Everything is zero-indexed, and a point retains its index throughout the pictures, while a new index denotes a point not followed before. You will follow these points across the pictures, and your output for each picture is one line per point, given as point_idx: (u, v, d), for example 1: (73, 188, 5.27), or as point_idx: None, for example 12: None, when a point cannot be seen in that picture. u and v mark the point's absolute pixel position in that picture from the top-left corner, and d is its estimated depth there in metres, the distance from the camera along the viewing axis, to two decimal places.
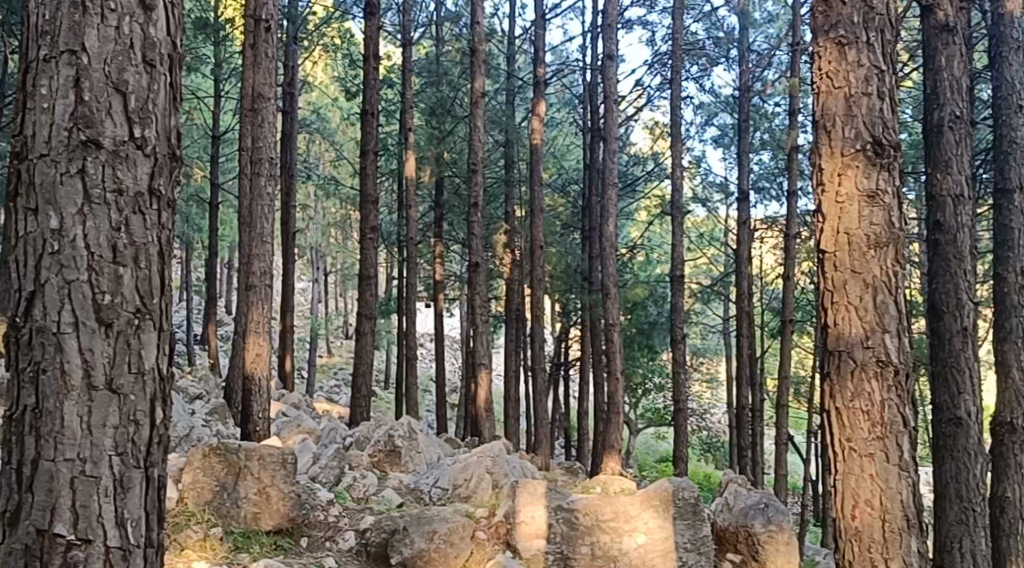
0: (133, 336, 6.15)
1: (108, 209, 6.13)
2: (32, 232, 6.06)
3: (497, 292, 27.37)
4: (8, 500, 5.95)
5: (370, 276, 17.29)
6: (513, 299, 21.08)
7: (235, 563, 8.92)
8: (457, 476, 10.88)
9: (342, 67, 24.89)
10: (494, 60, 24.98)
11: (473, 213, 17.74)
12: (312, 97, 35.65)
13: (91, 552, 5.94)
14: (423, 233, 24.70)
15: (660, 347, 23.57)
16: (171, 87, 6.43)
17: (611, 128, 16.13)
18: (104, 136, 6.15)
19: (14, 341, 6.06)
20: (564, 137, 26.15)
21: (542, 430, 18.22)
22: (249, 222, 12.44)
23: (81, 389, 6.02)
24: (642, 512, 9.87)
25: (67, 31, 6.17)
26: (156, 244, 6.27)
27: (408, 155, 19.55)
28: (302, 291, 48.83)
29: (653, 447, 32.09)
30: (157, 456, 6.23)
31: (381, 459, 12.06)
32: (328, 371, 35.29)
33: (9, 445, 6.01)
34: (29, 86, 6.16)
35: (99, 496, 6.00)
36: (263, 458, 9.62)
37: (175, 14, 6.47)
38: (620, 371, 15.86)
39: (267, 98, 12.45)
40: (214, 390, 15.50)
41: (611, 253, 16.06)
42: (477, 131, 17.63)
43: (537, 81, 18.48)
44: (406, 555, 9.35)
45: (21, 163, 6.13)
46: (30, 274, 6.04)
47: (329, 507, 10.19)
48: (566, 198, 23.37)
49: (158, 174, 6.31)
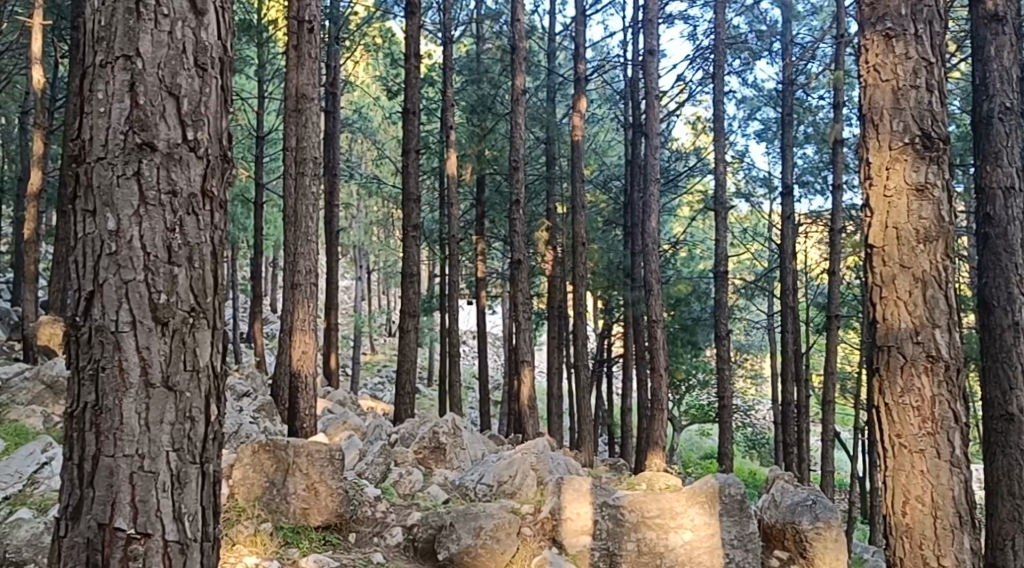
0: (188, 335, 6.37)
1: (162, 210, 6.35)
2: (90, 233, 6.31)
3: (539, 289, 27.40)
4: (71, 494, 6.22)
5: (412, 275, 17.34)
6: (555, 296, 21.13)
7: (284, 557, 9.07)
8: (504, 472, 10.97)
9: (383, 66, 25.01)
10: (535, 57, 25.04)
11: (515, 210, 17.76)
12: (355, 96, 35.98)
13: (149, 546, 6.18)
14: (466, 230, 24.78)
15: (703, 344, 23.49)
16: (223, 89, 6.61)
17: (653, 123, 16.09)
18: (159, 138, 6.37)
19: (75, 340, 6.31)
20: (605, 134, 26.13)
21: (585, 427, 18.24)
22: (294, 222, 12.58)
23: (139, 387, 6.26)
24: (688, 509, 9.86)
25: (122, 36, 6.39)
26: (210, 243, 6.47)
27: (450, 152, 19.62)
28: (345, 289, 49.23)
29: (697, 444, 32.01)
30: (213, 451, 6.43)
31: (426, 456, 12.15)
32: (373, 368, 35.52)
33: (70, 440, 6.26)
34: (86, 91, 6.39)
35: (157, 491, 6.23)
36: (311, 454, 9.78)
37: (226, 17, 6.65)
38: (664, 368, 15.85)
39: (311, 98, 12.55)
40: (259, 388, 15.65)
41: (653, 249, 16.04)
42: (518, 128, 17.67)
43: (578, 77, 18.48)
44: (453, 551, 9.44)
45: (80, 166, 6.37)
46: (89, 274, 6.30)
47: (376, 503, 10.26)
48: (608, 194, 23.36)
49: (211, 175, 6.51)
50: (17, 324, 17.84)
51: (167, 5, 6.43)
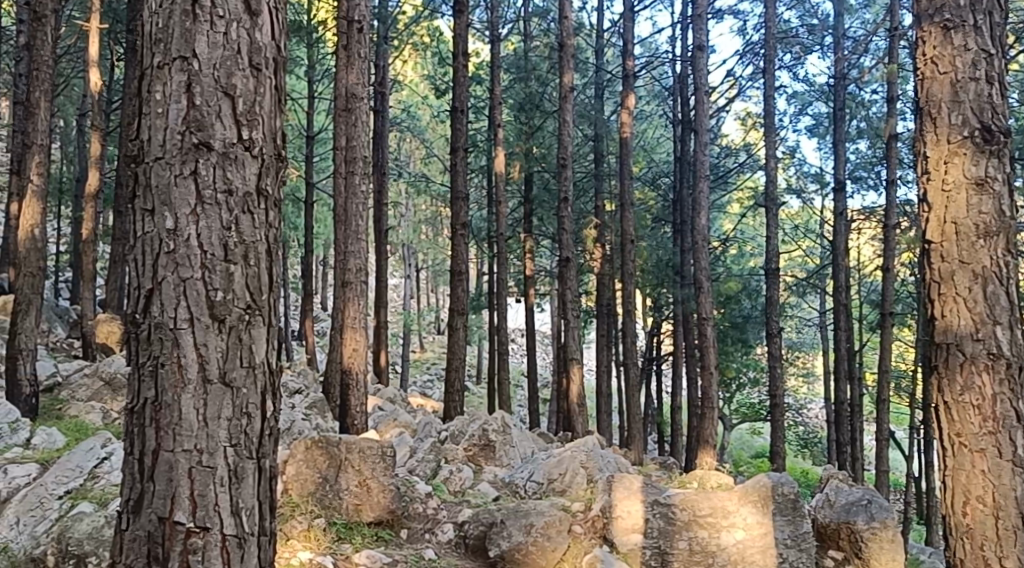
0: (244, 332, 6.55)
1: (219, 209, 6.54)
2: (149, 232, 6.51)
3: (587, 287, 27.36)
4: (132, 488, 6.44)
5: (460, 273, 17.37)
6: (604, 293, 21.08)
7: (338, 553, 9.16)
8: (554, 469, 10.98)
9: (432, 65, 25.11)
10: (583, 53, 25.00)
11: (563, 207, 17.74)
12: (403, 95, 36.18)
13: (209, 540, 6.38)
14: (514, 228, 24.82)
15: (755, 342, 23.30)
16: (276, 89, 6.78)
17: (702, 119, 16.01)
18: (215, 138, 6.55)
19: (135, 337, 6.51)
20: (654, 130, 26.04)
21: (635, 425, 18.20)
22: (345, 220, 12.68)
23: (197, 383, 6.46)
24: (740, 508, 9.81)
25: (179, 38, 6.59)
26: (265, 242, 6.65)
27: (498, 150, 19.65)
28: (394, 288, 49.46)
29: (748, 443, 31.75)
30: (269, 447, 6.62)
31: (476, 454, 12.21)
32: (422, 367, 35.67)
33: (132, 436, 6.48)
34: (144, 92, 6.60)
35: (215, 485, 6.43)
36: (363, 451, 9.87)
37: (279, 18, 6.81)
38: (714, 365, 15.76)
39: (361, 97, 12.65)
40: (310, 384, 15.79)
41: (703, 246, 15.97)
42: (566, 125, 17.65)
43: (626, 73, 18.42)
44: (504, 547, 9.46)
45: (139, 167, 6.57)
46: (149, 273, 6.49)
47: (427, 499, 10.27)
48: (657, 191, 23.25)
49: (266, 174, 6.68)
50: (75, 322, 18.19)
51: (222, 6, 6.61)
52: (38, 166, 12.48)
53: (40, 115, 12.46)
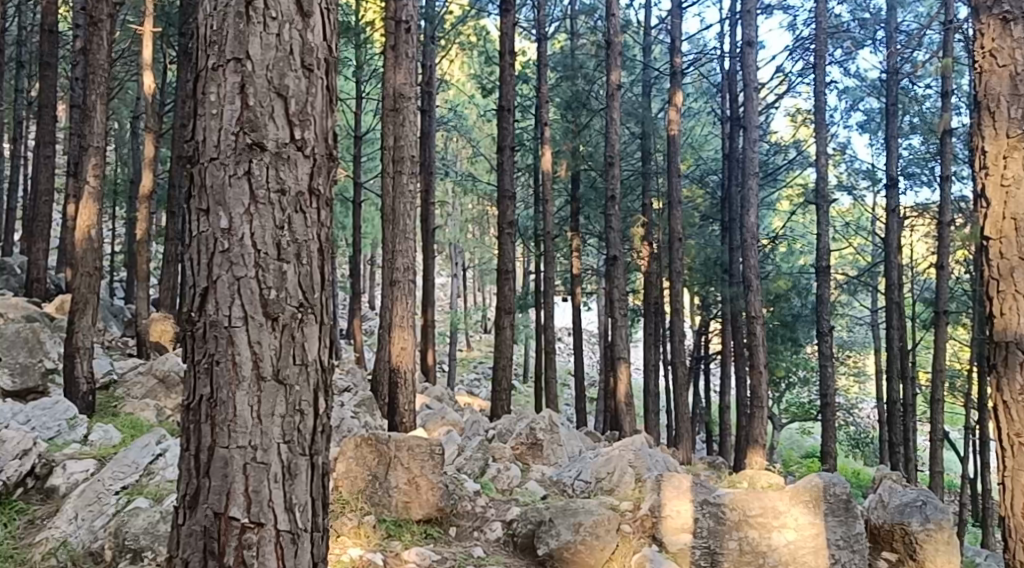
0: (297, 329, 6.83)
1: (272, 209, 6.82)
2: (204, 232, 6.80)
3: (635, 286, 27.27)
4: (188, 484, 6.74)
5: (507, 272, 17.39)
6: (651, 291, 20.99)
7: (387, 549, 9.26)
8: (602, 468, 10.98)
9: (479, 64, 25.16)
10: (630, 51, 24.91)
11: (611, 206, 17.70)
12: (450, 95, 36.27)
13: (263, 535, 6.69)
14: (561, 226, 24.81)
15: (804, 341, 23.02)
16: (328, 89, 7.03)
17: (751, 116, 15.92)
18: (268, 138, 6.83)
19: (191, 334, 6.81)
20: (702, 128, 25.90)
21: (683, 424, 18.11)
22: (393, 219, 12.75)
23: (251, 379, 6.75)
24: (791, 508, 9.76)
25: (233, 40, 6.87)
26: (317, 241, 6.92)
27: (545, 148, 19.65)
28: (441, 287, 49.65)
29: (798, 442, 31.48)
30: (321, 444, 6.89)
31: (524, 452, 12.23)
32: (469, 365, 35.77)
33: (188, 432, 6.78)
34: (199, 93, 6.88)
35: (269, 481, 6.73)
36: (412, 448, 9.90)
37: (331, 18, 7.06)
38: (763, 364, 15.66)
39: (408, 97, 12.72)
40: (359, 383, 15.92)
41: (752, 244, 15.87)
42: (613, 123, 17.59)
43: (674, 70, 18.33)
44: (553, 546, 9.48)
45: (194, 167, 6.86)
46: (204, 272, 6.79)
47: (476, 497, 10.34)
48: (704, 189, 23.11)
49: (318, 174, 6.95)
50: (130, 321, 18.50)
51: (275, 9, 6.88)
52: (95, 168, 12.70)
53: (96, 118, 12.69)
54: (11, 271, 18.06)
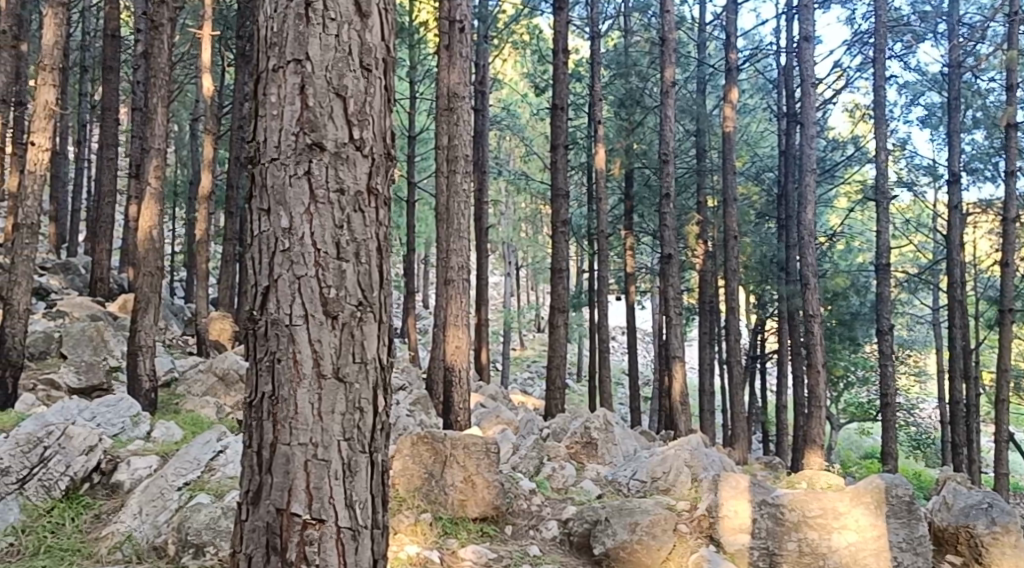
0: (356, 328, 6.90)
1: (331, 208, 6.89)
2: (266, 231, 6.88)
3: (690, 284, 27.11)
4: (251, 480, 6.83)
5: (560, 270, 17.36)
6: (707, 289, 20.84)
7: (444, 547, 9.36)
8: (657, 468, 10.90)
9: (532, 63, 25.15)
10: (685, 47, 24.75)
11: (665, 204, 17.61)
12: (503, 94, 36.32)
13: (324, 532, 6.76)
14: (615, 225, 24.75)
15: (863, 340, 22.52)
16: (386, 89, 7.08)
17: (809, 112, 15.74)
18: (328, 138, 6.90)
19: (252, 333, 6.89)
20: (757, 124, 25.69)
21: (739, 423, 17.98)
22: (447, 218, 12.77)
23: (312, 377, 6.83)
24: (852, 509, 9.65)
25: (293, 41, 6.94)
26: (375, 239, 6.97)
27: (599, 147, 19.58)
28: (494, 285, 49.82)
29: (857, 443, 31.11)
30: (381, 441, 6.94)
31: (578, 451, 12.22)
32: (523, 363, 35.84)
33: (250, 429, 6.87)
34: (260, 94, 6.96)
35: (330, 478, 6.80)
36: (468, 446, 9.95)
37: (389, 18, 7.11)
38: (821, 363, 15.47)
39: (462, 96, 12.75)
40: (414, 381, 15.98)
41: (810, 241, 15.72)
42: (667, 121, 17.49)
43: (729, 67, 18.18)
44: (609, 546, 9.48)
45: (255, 167, 6.94)
46: (266, 270, 6.87)
47: (531, 496, 10.33)
48: (760, 186, 22.92)
49: (376, 173, 7.00)
50: (190, 320, 18.77)
51: (334, 10, 6.95)
52: (156, 169, 12.86)
53: (158, 121, 12.86)
54: (76, 271, 18.40)
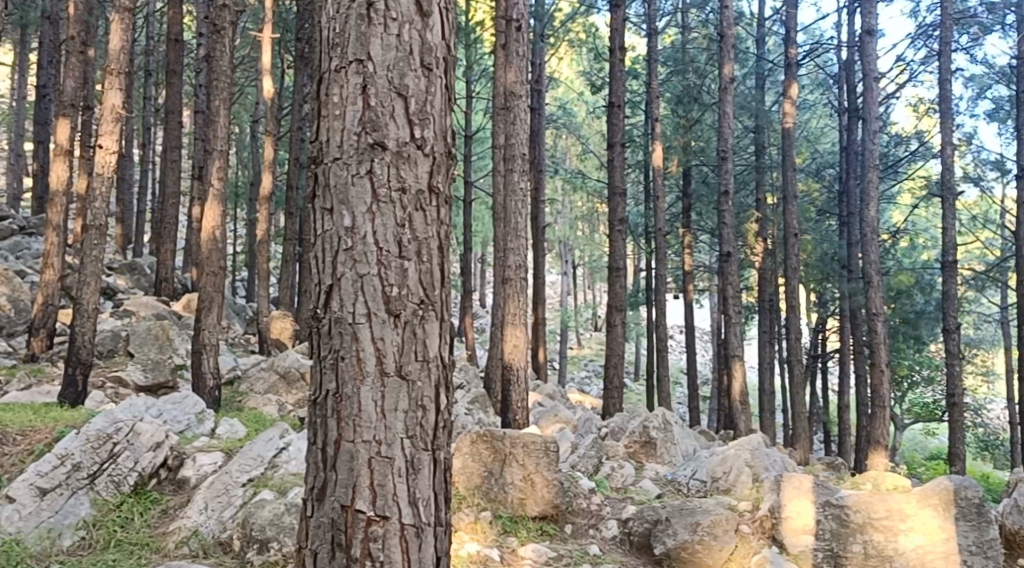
0: (418, 326, 6.93)
1: (393, 207, 6.93)
2: (329, 230, 6.94)
3: (749, 282, 26.88)
4: (315, 477, 6.89)
5: (618, 269, 17.27)
6: (767, 287, 20.64)
7: (504, 546, 9.39)
8: (717, 468, 10.82)
9: (588, 61, 25.08)
10: (744, 43, 24.54)
11: (724, 201, 17.46)
12: (559, 93, 36.27)
13: (388, 529, 6.80)
14: (672, 223, 24.60)
15: (928, 339, 22.20)
16: (447, 88, 7.11)
17: (872, 107, 15.50)
18: (389, 138, 6.94)
19: (316, 331, 6.95)
20: (818, 120, 25.39)
21: (800, 423, 17.81)
22: (504, 217, 12.77)
23: (375, 375, 6.87)
24: (920, 511, 9.51)
25: (354, 41, 6.99)
26: (437, 238, 7.00)
27: (656, 145, 19.48)
28: (550, 284, 49.85)
29: (923, 444, 30.63)
30: (443, 439, 6.98)
31: (637, 450, 12.16)
32: (580, 363, 35.79)
33: (314, 426, 6.93)
34: (323, 95, 7.01)
35: (393, 475, 6.84)
36: (527, 444, 9.95)
37: (450, 18, 7.14)
38: (885, 362, 15.21)
39: (520, 95, 12.75)
40: (473, 379, 16.00)
41: (873, 238, 15.50)
42: (726, 118, 17.33)
43: (789, 62, 17.97)
44: (670, 546, 9.43)
45: (318, 167, 6.99)
46: (329, 269, 6.92)
47: (591, 495, 10.24)
48: (821, 183, 22.65)
49: (437, 172, 7.03)
50: (252, 319, 18.97)
51: (394, 10, 6.99)
52: (218, 171, 13.00)
53: (220, 123, 13.00)
54: (142, 271, 18.68)
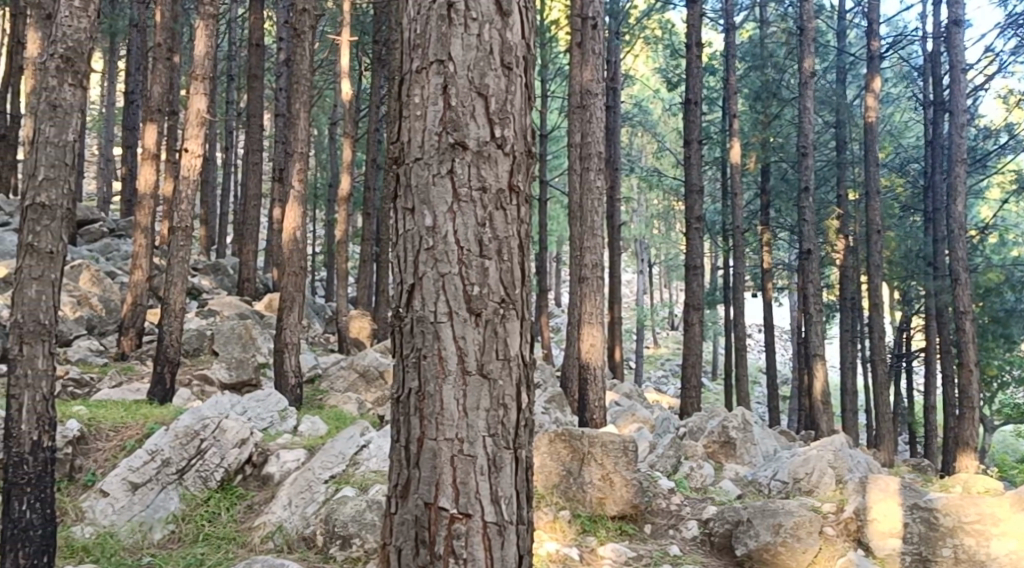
0: (499, 325, 6.96)
1: (474, 206, 6.95)
2: (410, 230, 6.99)
3: (830, 280, 26.47)
4: (399, 475, 6.94)
5: (696, 267, 17.11)
6: (849, 284, 20.28)
7: (583, 545, 9.36)
8: (799, 468, 10.65)
9: (664, 57, 24.92)
10: (824, 37, 24.15)
11: (804, 198, 17.20)
12: (635, 90, 36.14)
13: (471, 527, 6.83)
14: (751, 220, 24.35)
15: (1018, 338, 21.63)
16: (526, 87, 7.13)
17: (959, 99, 15.15)
18: (470, 137, 6.97)
19: (399, 330, 7.01)
20: (902, 114, 24.90)
21: (885, 424, 17.49)
22: (580, 216, 12.73)
23: (457, 374, 6.91)
24: (1013, 514, 9.25)
25: (435, 42, 7.03)
26: (517, 237, 7.02)
27: (733, 141, 19.27)
28: (626, 283, 49.70)
29: (1012, 446, 29.86)
30: (525, 438, 7.00)
31: (716, 451, 12.05)
32: (657, 362, 35.59)
33: (398, 424, 6.98)
34: (404, 96, 7.06)
35: (476, 474, 6.87)
36: (606, 444, 9.95)
37: (529, 17, 7.16)
38: (973, 362, 14.86)
39: (596, 94, 12.67)
40: (550, 378, 15.98)
41: (961, 235, 15.15)
42: (807, 113, 17.05)
43: (871, 55, 17.63)
44: (752, 547, 9.32)
45: (400, 167, 7.05)
46: (411, 268, 6.97)
47: (670, 495, 10.24)
48: (905, 178, 22.21)
49: (517, 171, 7.05)
50: (332, 318, 19.18)
51: (475, 10, 7.02)
52: (299, 173, 13.16)
53: (300, 125, 13.15)
54: (226, 271, 19.01)
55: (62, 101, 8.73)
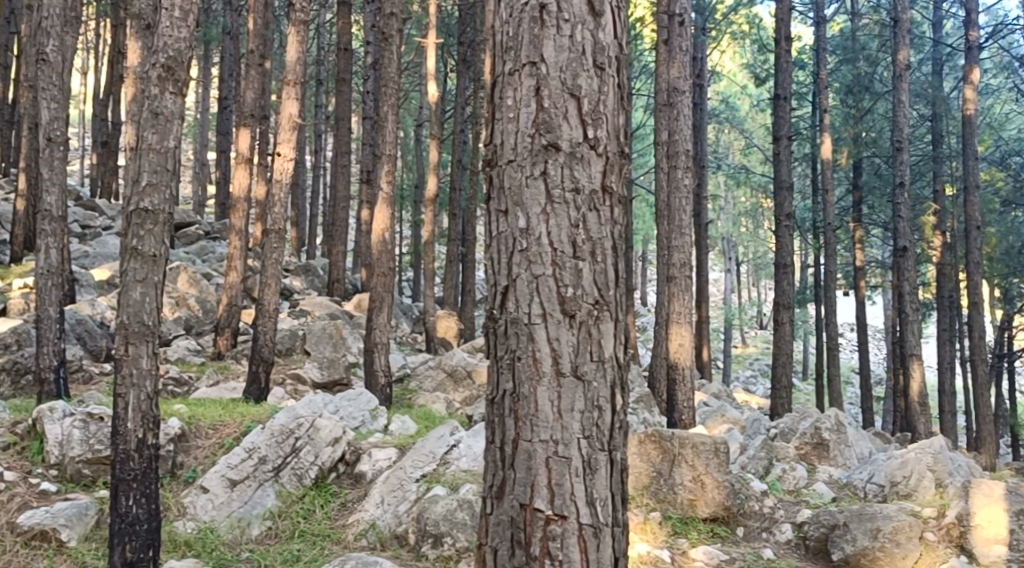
0: (593, 326, 6.95)
1: (567, 208, 6.95)
2: (504, 232, 7.01)
3: (924, 278, 25.88)
4: (494, 476, 6.97)
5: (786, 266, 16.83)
6: (946, 281, 19.77)
7: (675, 547, 9.28)
8: (896, 471, 10.44)
9: (751, 53, 24.59)
10: (918, 28, 23.59)
11: (899, 194, 16.83)
12: (722, 86, 35.75)
13: (567, 528, 6.84)
14: (841, 217, 23.92)
15: None
16: (619, 87, 7.11)
17: None
18: (562, 138, 6.97)
19: (493, 332, 7.03)
20: (1000, 106, 24.23)
21: (985, 425, 17.02)
22: (669, 214, 12.63)
23: (551, 375, 6.92)
24: None
25: (528, 44, 7.04)
26: (611, 238, 7.01)
27: (824, 137, 18.93)
28: (714, 282, 49.30)
29: None
30: (619, 440, 6.99)
31: (809, 452, 11.88)
32: (745, 362, 35.20)
33: (493, 425, 7.01)
34: (496, 98, 7.09)
35: (571, 475, 6.87)
36: (696, 445, 9.89)
37: (622, 17, 7.14)
38: None
39: (683, 91, 12.53)
40: (638, 378, 15.88)
41: None
42: (901, 107, 16.66)
43: (969, 46, 17.16)
44: (848, 551, 9.15)
45: (493, 169, 7.07)
46: (504, 270, 6.99)
47: (764, 497, 10.06)
48: (1005, 172, 21.60)
49: (610, 172, 7.03)
50: (420, 318, 19.31)
51: (568, 11, 7.02)
52: (387, 174, 13.27)
53: (388, 126, 13.23)
54: (316, 272, 19.29)
55: (163, 108, 8.92)
